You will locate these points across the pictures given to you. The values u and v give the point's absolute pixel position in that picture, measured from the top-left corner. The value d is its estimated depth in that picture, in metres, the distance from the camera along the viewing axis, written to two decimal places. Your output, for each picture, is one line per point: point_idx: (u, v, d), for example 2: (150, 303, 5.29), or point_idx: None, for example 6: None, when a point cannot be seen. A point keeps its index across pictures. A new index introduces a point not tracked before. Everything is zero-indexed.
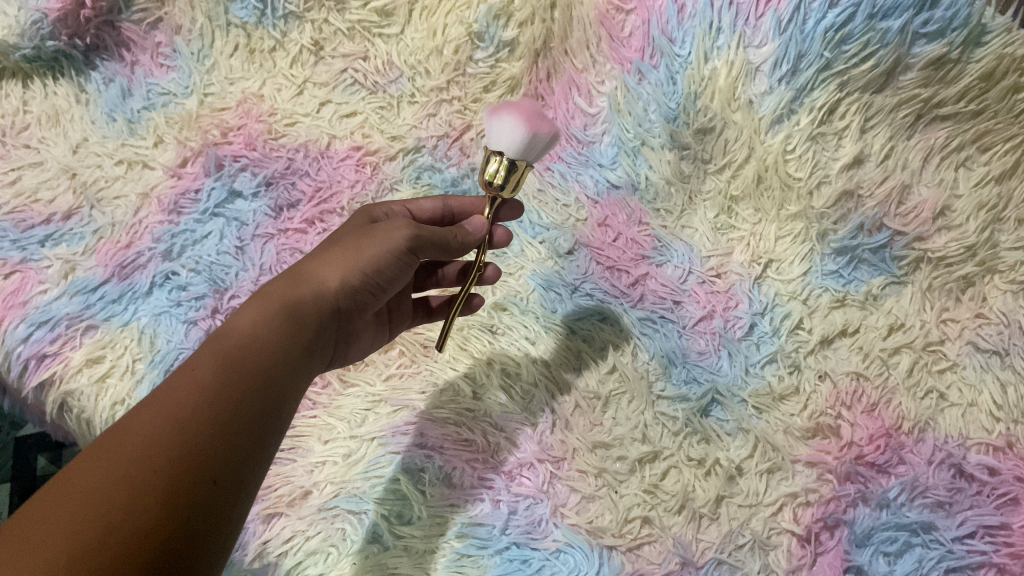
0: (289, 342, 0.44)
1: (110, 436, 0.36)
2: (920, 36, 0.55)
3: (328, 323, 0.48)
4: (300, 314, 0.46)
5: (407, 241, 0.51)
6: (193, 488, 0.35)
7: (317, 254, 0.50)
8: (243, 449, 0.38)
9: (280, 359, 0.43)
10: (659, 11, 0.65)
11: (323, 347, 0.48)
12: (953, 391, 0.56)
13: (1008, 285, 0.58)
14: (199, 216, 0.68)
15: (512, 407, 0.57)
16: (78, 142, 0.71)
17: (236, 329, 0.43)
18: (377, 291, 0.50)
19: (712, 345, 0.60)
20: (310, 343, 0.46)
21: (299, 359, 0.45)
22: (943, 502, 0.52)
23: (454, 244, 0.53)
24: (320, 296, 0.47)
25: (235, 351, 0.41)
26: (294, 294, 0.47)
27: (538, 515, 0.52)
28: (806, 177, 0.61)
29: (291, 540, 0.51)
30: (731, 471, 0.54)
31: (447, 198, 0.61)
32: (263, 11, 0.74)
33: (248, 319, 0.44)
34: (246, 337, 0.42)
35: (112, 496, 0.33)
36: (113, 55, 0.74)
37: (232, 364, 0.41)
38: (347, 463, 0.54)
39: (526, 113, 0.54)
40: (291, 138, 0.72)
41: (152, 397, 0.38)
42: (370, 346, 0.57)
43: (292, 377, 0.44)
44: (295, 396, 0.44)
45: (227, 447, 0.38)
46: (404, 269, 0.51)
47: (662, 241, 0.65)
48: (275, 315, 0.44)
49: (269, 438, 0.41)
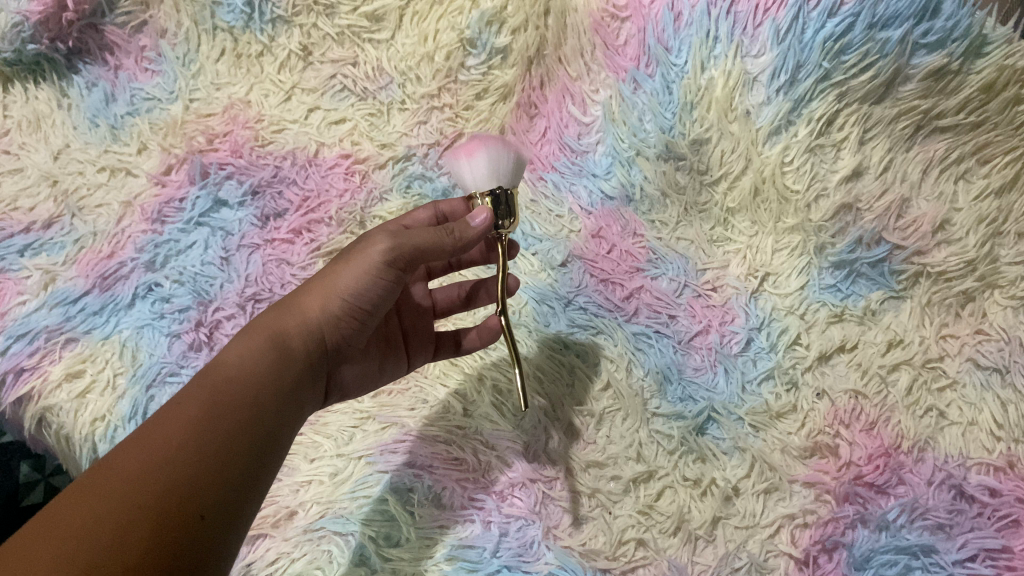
0: (278, 376, 0.45)
1: (95, 475, 0.36)
2: (921, 47, 0.54)
3: (318, 356, 0.48)
4: (286, 348, 0.47)
5: (387, 259, 0.48)
6: (180, 523, 0.35)
7: (305, 283, 0.51)
8: (232, 484, 0.39)
9: (270, 395, 0.44)
10: (655, 19, 0.63)
11: (315, 382, 0.49)
12: (953, 410, 0.55)
13: (1009, 301, 0.57)
14: (183, 226, 0.66)
15: (502, 424, 0.55)
16: (59, 148, 0.69)
17: (224, 364, 0.44)
18: (364, 319, 0.50)
19: (708, 361, 0.59)
20: (299, 375, 0.47)
21: (290, 393, 0.45)
22: (943, 525, 0.51)
23: (449, 243, 0.49)
24: (307, 325, 0.48)
25: (222, 385, 0.42)
26: (278, 326, 0.48)
27: (530, 537, 0.51)
28: (804, 190, 0.60)
29: (275, 562, 0.50)
30: (727, 491, 0.53)
31: (437, 203, 0.59)
32: (250, 15, 0.71)
33: (235, 354, 0.45)
34: (234, 372, 0.43)
35: (96, 534, 0.33)
36: (96, 58, 0.72)
37: (220, 398, 0.41)
38: (333, 483, 0.53)
39: (465, 151, 0.56)
40: (279, 146, 0.70)
41: (142, 434, 0.39)
42: (372, 380, 0.56)
43: (284, 413, 0.44)
44: (287, 431, 0.44)
45: (215, 481, 0.38)
46: (390, 288, 0.50)
47: (657, 253, 0.64)
48: (262, 351, 0.45)
49: (263, 472, 0.41)
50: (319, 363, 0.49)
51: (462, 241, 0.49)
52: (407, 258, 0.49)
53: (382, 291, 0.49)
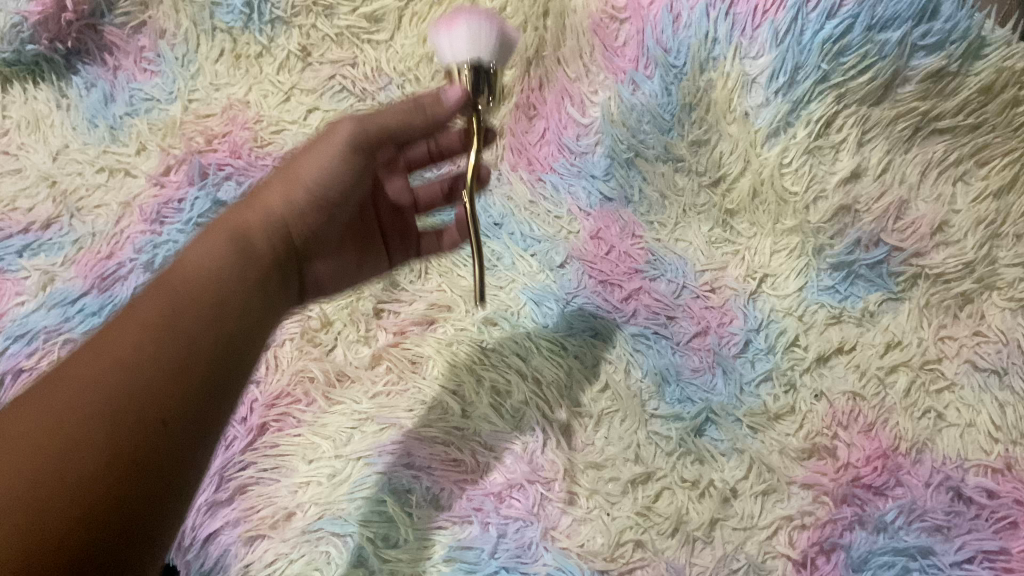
0: (244, 292, 0.44)
1: (51, 384, 0.36)
2: (919, 49, 0.55)
3: (286, 257, 0.48)
4: (251, 252, 0.46)
5: (361, 138, 0.49)
6: (137, 433, 0.35)
7: (269, 177, 0.51)
8: (194, 398, 0.38)
9: (236, 311, 0.43)
10: (653, 21, 0.63)
11: (285, 257, 0.48)
12: (951, 411, 0.55)
13: (1007, 302, 0.57)
14: (182, 226, 0.65)
15: (501, 425, 0.55)
16: (58, 149, 0.69)
17: (186, 266, 0.43)
18: (337, 208, 0.50)
19: (707, 362, 0.59)
20: (266, 275, 0.46)
21: (257, 308, 0.45)
22: (941, 526, 0.51)
23: (424, 111, 0.50)
24: (269, 232, 0.47)
25: (184, 299, 0.41)
26: (241, 219, 0.47)
27: (528, 538, 0.51)
28: (802, 192, 0.60)
29: (274, 563, 0.50)
30: (726, 493, 0.53)
31: (418, 96, 0.51)
32: (249, 15, 0.72)
33: (197, 253, 0.44)
34: (197, 285, 0.42)
35: (52, 441, 0.33)
36: (95, 59, 0.72)
37: (180, 312, 0.40)
38: (331, 484, 0.53)
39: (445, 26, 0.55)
40: (278, 146, 0.70)
41: (98, 343, 0.38)
42: (351, 274, 0.56)
43: (251, 332, 0.44)
44: (253, 350, 0.43)
45: (173, 394, 0.37)
46: (358, 175, 0.50)
47: (656, 254, 0.64)
48: (225, 253, 0.44)
49: (228, 394, 0.40)
50: (286, 244, 0.48)
51: (433, 119, 0.50)
52: (374, 137, 0.50)
53: (347, 177, 0.50)
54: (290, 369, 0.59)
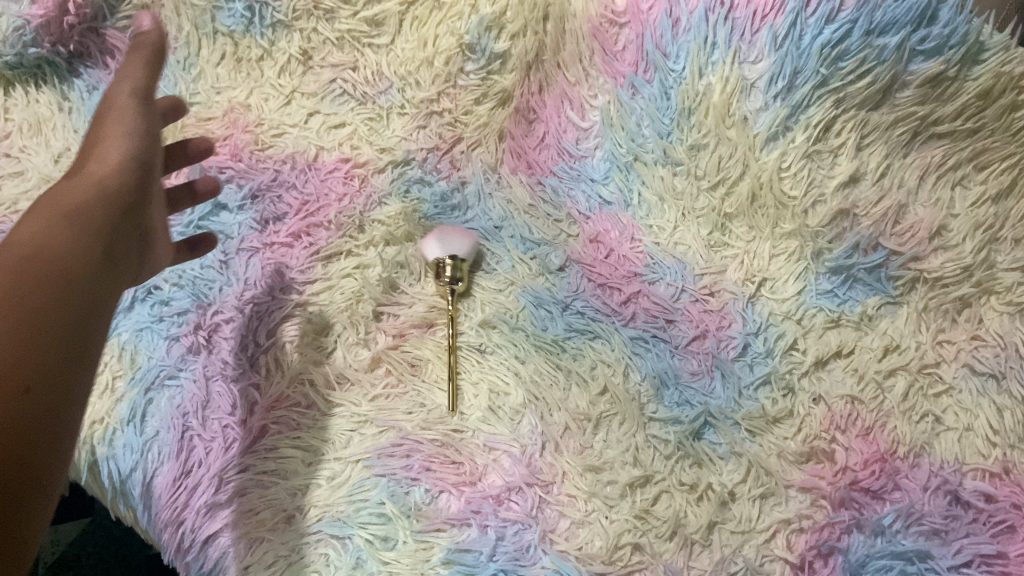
0: (86, 242, 0.40)
1: None
2: (917, 54, 0.55)
3: (126, 211, 0.44)
4: (88, 214, 0.41)
5: (139, 96, 0.49)
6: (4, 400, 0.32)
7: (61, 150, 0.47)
8: (53, 354, 0.35)
9: (87, 263, 0.39)
10: (653, 25, 0.63)
11: (127, 236, 0.44)
12: (950, 415, 0.55)
13: (1005, 306, 0.57)
14: (183, 230, 0.65)
15: (498, 427, 0.56)
16: (60, 152, 0.70)
17: (13, 242, 0.38)
18: (145, 177, 0.47)
19: (706, 365, 0.59)
20: (117, 239, 0.42)
21: (109, 260, 0.41)
22: (939, 530, 0.51)
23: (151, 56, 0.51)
24: (100, 201, 0.42)
25: (23, 259, 0.37)
26: (67, 193, 0.42)
27: (526, 541, 0.51)
28: (801, 196, 0.60)
29: (273, 565, 0.51)
30: (723, 496, 0.53)
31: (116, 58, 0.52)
32: (251, 19, 0.71)
33: (24, 229, 0.39)
34: (31, 248, 0.37)
35: None
36: (98, 62, 0.72)
37: (19, 274, 0.36)
38: (331, 486, 0.54)
39: None
40: (278, 150, 0.70)
41: None
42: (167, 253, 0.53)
43: (104, 270, 0.40)
44: (110, 291, 0.40)
45: (28, 358, 0.34)
46: (145, 106, 0.50)
47: (654, 257, 0.64)
48: (57, 220, 0.40)
49: (92, 338, 0.37)
50: (122, 219, 0.43)
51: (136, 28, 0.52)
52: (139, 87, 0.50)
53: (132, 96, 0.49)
54: (290, 371, 0.58)
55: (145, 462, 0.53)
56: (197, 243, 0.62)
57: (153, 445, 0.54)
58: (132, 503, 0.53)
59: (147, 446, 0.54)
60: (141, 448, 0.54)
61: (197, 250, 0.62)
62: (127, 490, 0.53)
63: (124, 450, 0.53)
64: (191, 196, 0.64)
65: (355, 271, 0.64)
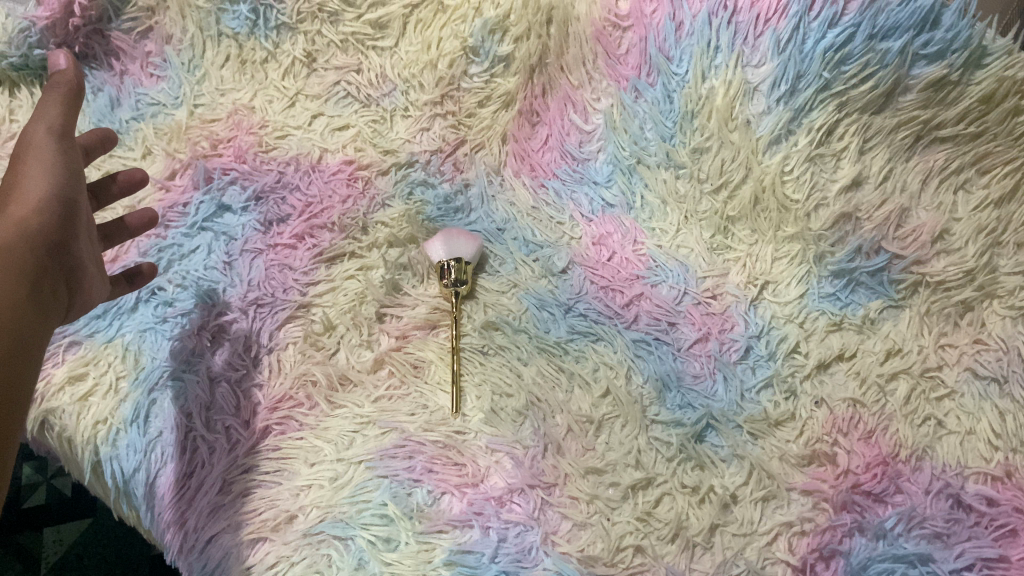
0: (11, 289, 0.40)
1: None
2: (920, 58, 0.55)
3: (49, 253, 0.45)
4: (8, 260, 0.42)
5: (56, 134, 0.50)
6: None
7: None
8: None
9: (12, 308, 0.40)
10: (656, 29, 0.64)
11: (52, 274, 0.45)
12: (951, 419, 0.56)
13: (1007, 311, 0.57)
14: (187, 230, 0.65)
15: (501, 429, 0.56)
16: None
17: None
18: (68, 214, 0.48)
19: (708, 368, 0.59)
20: (40, 282, 0.43)
21: (35, 302, 0.41)
22: (941, 534, 0.51)
23: (70, 92, 0.52)
24: (24, 245, 0.43)
25: None
26: None
27: (529, 542, 0.51)
28: (803, 200, 0.60)
29: (275, 565, 0.51)
30: (725, 499, 0.53)
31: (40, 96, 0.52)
32: (255, 22, 0.72)
33: None
34: None
35: None
36: (102, 64, 0.72)
37: None
38: (334, 487, 0.54)
39: None
40: (282, 151, 0.71)
41: None
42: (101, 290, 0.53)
43: (30, 314, 0.41)
44: (40, 334, 0.41)
45: None
46: (67, 149, 0.50)
47: (656, 260, 0.64)
48: None
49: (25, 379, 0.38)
50: (44, 258, 0.44)
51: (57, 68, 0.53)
52: (58, 126, 0.50)
53: (51, 138, 0.49)
54: (293, 373, 0.59)
55: (148, 464, 0.52)
56: (137, 273, 0.60)
57: (156, 446, 0.53)
58: (135, 505, 0.52)
59: (150, 447, 0.53)
60: (144, 449, 0.53)
61: (137, 282, 0.60)
62: (130, 491, 0.52)
63: (127, 451, 0.53)
64: (127, 232, 0.62)
65: (358, 272, 0.64)
